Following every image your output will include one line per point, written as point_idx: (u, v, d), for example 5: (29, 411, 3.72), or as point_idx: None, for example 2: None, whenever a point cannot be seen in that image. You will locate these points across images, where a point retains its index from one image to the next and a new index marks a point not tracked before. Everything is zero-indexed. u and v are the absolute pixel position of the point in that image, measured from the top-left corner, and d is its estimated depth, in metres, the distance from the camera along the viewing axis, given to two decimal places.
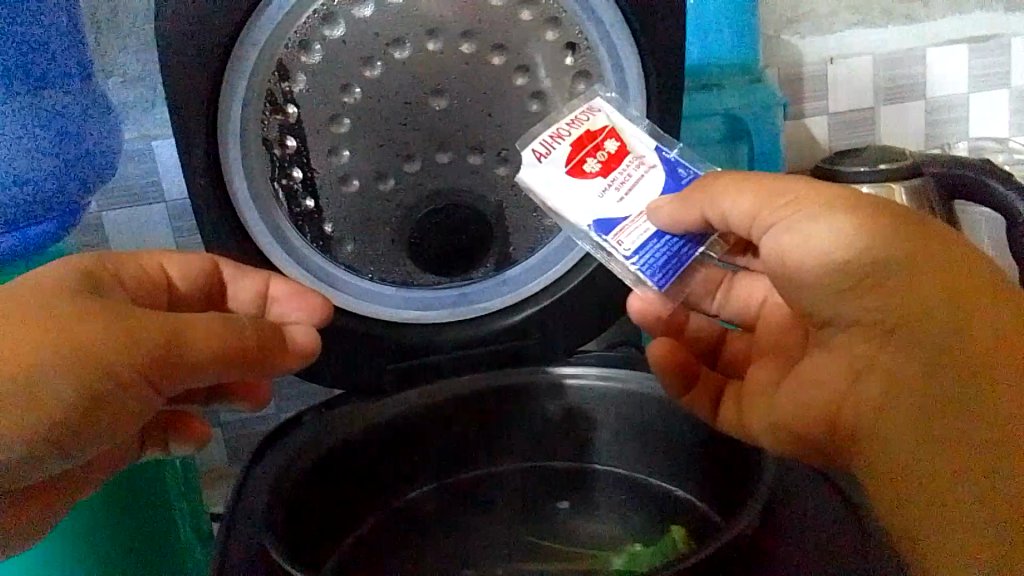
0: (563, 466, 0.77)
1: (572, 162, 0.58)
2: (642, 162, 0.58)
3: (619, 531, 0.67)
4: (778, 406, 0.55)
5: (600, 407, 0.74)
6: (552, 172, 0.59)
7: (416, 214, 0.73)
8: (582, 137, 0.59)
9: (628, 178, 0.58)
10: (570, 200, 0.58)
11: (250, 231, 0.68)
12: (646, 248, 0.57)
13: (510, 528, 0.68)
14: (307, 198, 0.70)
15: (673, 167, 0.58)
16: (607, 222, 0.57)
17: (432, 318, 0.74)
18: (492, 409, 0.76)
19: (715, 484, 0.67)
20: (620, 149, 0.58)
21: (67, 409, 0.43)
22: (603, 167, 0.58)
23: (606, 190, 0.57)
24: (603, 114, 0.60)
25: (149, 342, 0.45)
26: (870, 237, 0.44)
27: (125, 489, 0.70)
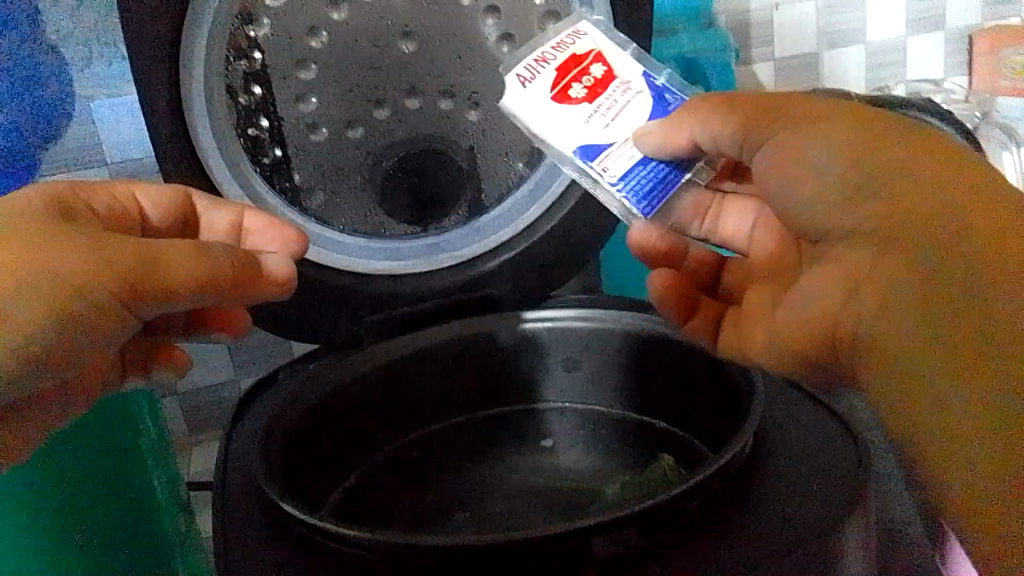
0: (547, 408, 0.78)
1: (558, 87, 0.58)
2: (628, 88, 0.58)
3: (613, 466, 0.68)
4: (762, 326, 0.57)
5: (583, 347, 0.75)
6: (537, 96, 0.58)
7: (387, 162, 0.72)
8: (568, 61, 0.58)
9: (614, 105, 0.57)
10: (556, 125, 0.57)
11: (219, 184, 0.66)
12: (633, 173, 0.56)
13: (507, 471, 0.69)
14: (275, 148, 0.68)
15: (661, 95, 0.58)
16: (592, 148, 0.57)
17: (407, 269, 0.74)
18: (474, 354, 0.76)
19: (703, 416, 0.69)
20: (606, 75, 0.58)
21: (108, 323, 0.49)
22: (589, 93, 0.58)
23: (592, 116, 0.57)
24: (588, 40, 0.59)
25: (124, 260, 0.47)
26: (848, 137, 0.46)
27: (107, 435, 0.65)
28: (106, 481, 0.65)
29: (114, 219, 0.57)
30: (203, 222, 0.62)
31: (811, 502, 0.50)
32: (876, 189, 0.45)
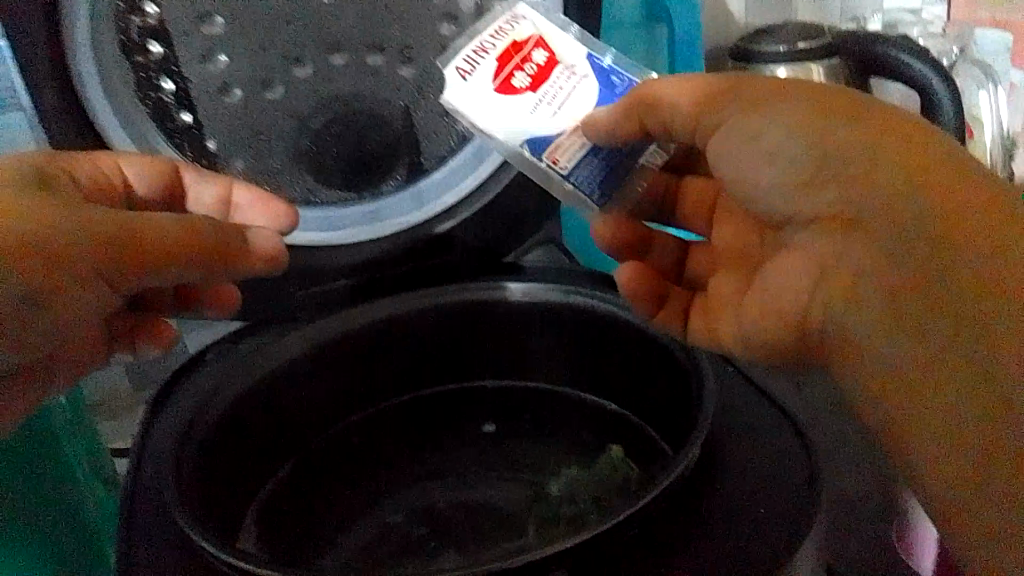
0: (493, 386, 0.71)
1: (500, 78, 0.49)
2: (574, 73, 0.50)
3: (562, 454, 0.63)
4: (742, 312, 0.51)
5: (537, 323, 0.67)
6: (479, 90, 0.49)
7: (314, 123, 0.65)
8: (509, 47, 0.49)
9: (559, 91, 0.50)
10: (500, 120, 0.49)
11: (109, 142, 0.58)
12: (583, 165, 0.49)
13: (450, 464, 0.64)
14: (182, 112, 0.61)
15: (608, 77, 0.51)
16: (541, 139, 0.49)
17: (341, 240, 0.67)
18: (419, 332, 0.67)
19: (658, 400, 0.63)
20: (550, 61, 0.50)
21: (89, 301, 0.45)
22: (534, 82, 0.49)
23: (537, 105, 0.49)
24: (529, 19, 0.51)
25: (115, 234, 0.44)
26: (816, 119, 0.42)
27: (36, 432, 0.57)
28: (38, 484, 0.56)
29: (101, 192, 0.53)
30: (191, 193, 0.58)
31: (771, 514, 0.46)
32: (850, 186, 0.42)
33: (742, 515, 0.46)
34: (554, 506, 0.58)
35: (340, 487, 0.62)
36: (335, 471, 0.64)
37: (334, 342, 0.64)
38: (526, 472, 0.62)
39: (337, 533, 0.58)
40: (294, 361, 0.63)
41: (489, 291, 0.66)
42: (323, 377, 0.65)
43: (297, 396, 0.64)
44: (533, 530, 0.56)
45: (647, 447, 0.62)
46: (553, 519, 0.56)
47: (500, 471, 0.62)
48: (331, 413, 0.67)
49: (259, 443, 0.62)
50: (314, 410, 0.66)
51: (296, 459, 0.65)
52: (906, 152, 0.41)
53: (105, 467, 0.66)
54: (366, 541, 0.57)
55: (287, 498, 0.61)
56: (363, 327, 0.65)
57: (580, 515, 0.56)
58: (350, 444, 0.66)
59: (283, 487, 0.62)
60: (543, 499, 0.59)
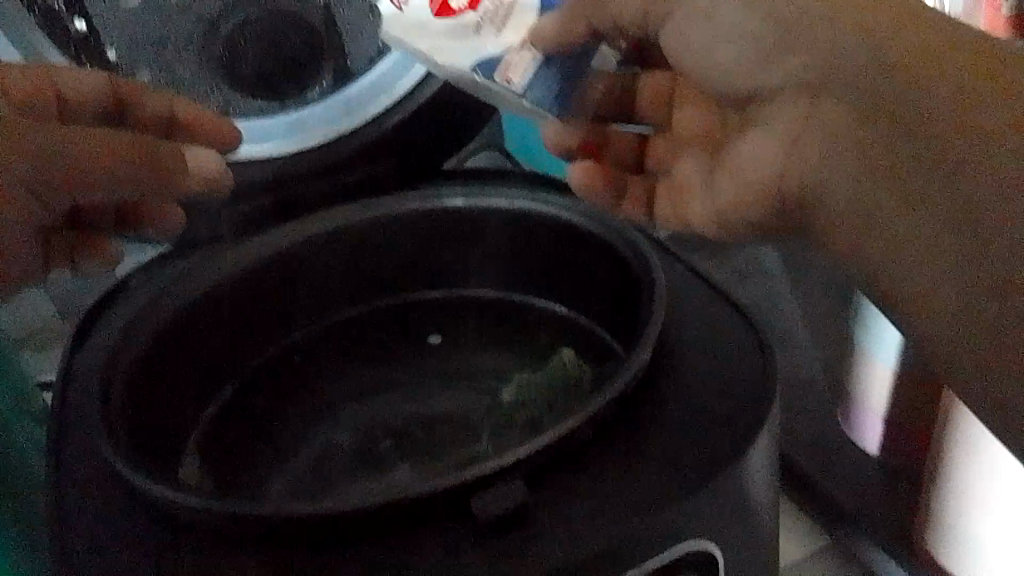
0: (436, 297, 0.67)
1: (436, 3, 0.48)
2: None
3: (515, 365, 0.62)
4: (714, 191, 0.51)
5: (478, 229, 0.64)
6: (415, 17, 0.49)
7: (225, 26, 0.61)
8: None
9: (501, 9, 0.48)
10: (442, 47, 0.48)
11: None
12: (540, 77, 0.47)
13: (399, 383, 0.62)
14: (76, 19, 0.57)
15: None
16: (488, 61, 0.47)
17: (266, 153, 0.64)
18: (355, 247, 0.64)
19: (609, 304, 0.61)
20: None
21: (35, 211, 0.48)
22: (472, 0, 0.48)
23: (480, 26, 0.48)
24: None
25: (78, 133, 0.46)
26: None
27: None
28: None
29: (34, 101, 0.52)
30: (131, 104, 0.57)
31: (723, 407, 0.46)
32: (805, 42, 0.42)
33: (694, 408, 0.46)
34: (506, 415, 0.57)
35: (285, 410, 0.60)
36: (277, 395, 0.61)
37: (266, 262, 0.61)
38: (478, 381, 0.61)
39: (285, 458, 0.57)
40: (226, 284, 0.60)
41: (432, 199, 0.63)
42: (259, 299, 0.62)
43: (234, 322, 0.61)
44: (485, 437, 0.55)
45: (599, 352, 0.61)
46: (506, 426, 0.55)
47: (452, 386, 0.61)
48: (271, 336, 0.64)
49: (195, 368, 0.59)
50: (253, 335, 0.63)
51: (238, 381, 0.62)
52: (854, 21, 0.41)
53: (31, 400, 0.62)
54: (313, 464, 0.56)
55: (228, 427, 0.59)
56: (299, 243, 0.62)
57: (532, 419, 0.55)
58: (292, 363, 0.64)
59: (224, 415, 0.60)
60: (495, 407, 0.58)
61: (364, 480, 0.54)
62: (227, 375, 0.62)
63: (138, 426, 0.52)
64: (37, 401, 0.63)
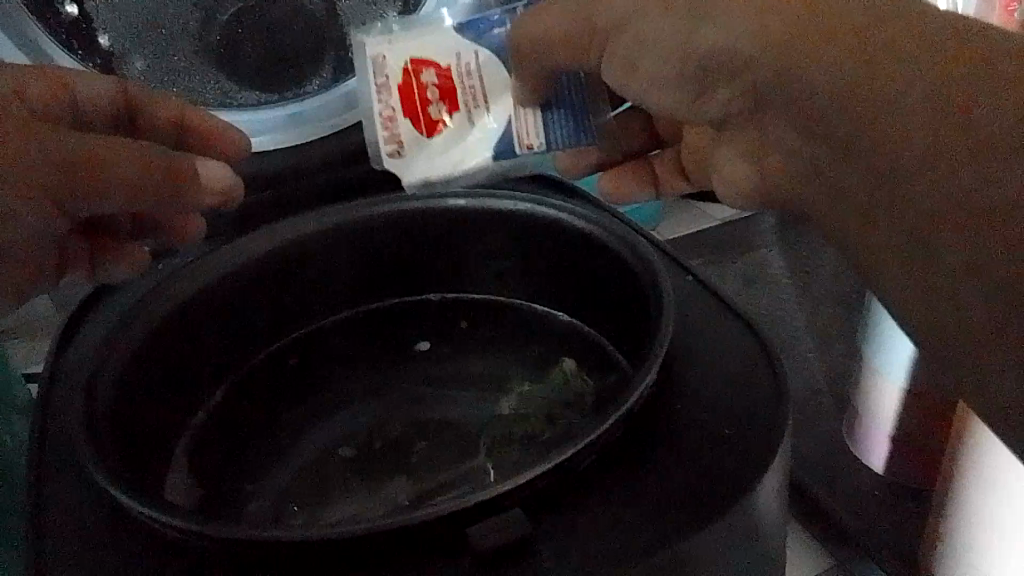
0: (432, 299, 0.65)
1: (423, 128, 0.48)
2: (476, 59, 0.47)
3: (512, 371, 0.60)
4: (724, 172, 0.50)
5: (478, 231, 0.62)
6: (425, 152, 0.48)
7: (222, 15, 0.59)
8: (402, 94, 0.47)
9: (475, 89, 0.48)
10: (458, 160, 0.49)
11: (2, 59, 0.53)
12: (552, 126, 0.49)
13: (392, 389, 0.59)
14: (69, 5, 0.55)
15: (487, 31, 0.47)
16: (503, 143, 0.48)
17: (262, 147, 0.62)
18: (352, 246, 0.62)
19: (614, 313, 0.59)
20: (442, 74, 0.47)
21: (38, 227, 0.44)
22: (448, 101, 0.47)
23: (470, 118, 0.48)
24: (390, 58, 0.47)
25: (72, 148, 0.42)
26: None
27: None
28: None
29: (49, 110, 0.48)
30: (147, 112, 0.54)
31: (735, 435, 0.44)
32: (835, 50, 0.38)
33: (704, 434, 0.44)
34: (505, 427, 0.54)
35: (275, 414, 0.58)
36: (270, 398, 0.59)
37: (260, 261, 0.59)
38: (476, 390, 0.59)
39: (270, 462, 0.54)
40: (218, 284, 0.58)
41: (433, 200, 0.60)
42: (253, 298, 0.60)
43: (226, 322, 0.59)
44: (483, 452, 0.52)
45: (601, 363, 0.59)
46: (505, 439, 0.53)
47: (446, 390, 0.59)
48: (266, 337, 0.62)
49: (185, 369, 0.57)
50: (246, 336, 0.61)
51: (230, 383, 0.60)
52: None
53: (14, 393, 0.60)
54: (301, 470, 0.54)
55: (217, 430, 0.57)
56: (294, 241, 0.60)
57: (531, 434, 0.53)
58: (284, 365, 0.61)
59: (214, 418, 0.58)
60: (495, 418, 0.55)
61: (355, 492, 0.51)
62: (218, 377, 0.60)
63: (123, 432, 0.50)
64: (20, 393, 0.61)
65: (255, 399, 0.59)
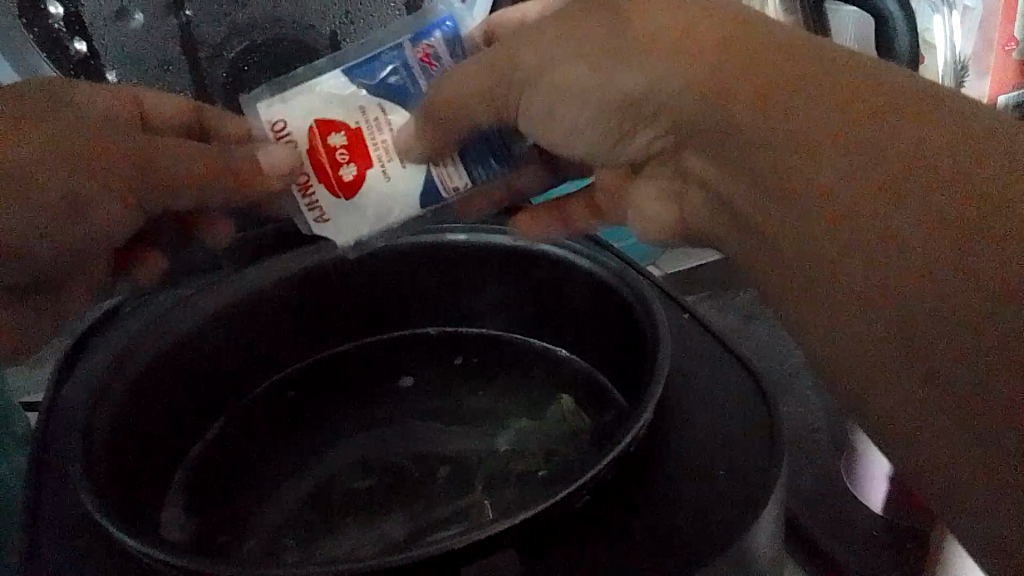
0: (431, 331, 0.66)
1: (337, 189, 0.43)
2: (384, 109, 0.43)
3: (509, 404, 0.60)
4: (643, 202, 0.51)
5: (478, 263, 0.62)
6: (349, 213, 0.44)
7: (228, 52, 0.60)
8: (310, 157, 0.42)
9: (384, 141, 0.43)
10: (379, 213, 0.45)
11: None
12: (473, 163, 0.46)
13: (390, 420, 0.60)
14: (77, 42, 0.56)
15: (384, 80, 0.43)
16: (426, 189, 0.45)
17: None
18: (352, 279, 0.62)
19: (610, 348, 0.60)
20: (352, 135, 0.43)
21: None
22: (359, 161, 0.43)
23: (385, 170, 0.44)
24: (291, 120, 0.42)
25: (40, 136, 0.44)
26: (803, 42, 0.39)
27: None
28: None
29: None
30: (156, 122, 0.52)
31: (731, 476, 0.44)
32: None
33: (699, 476, 0.45)
34: (501, 462, 0.54)
35: (273, 446, 0.58)
36: (268, 429, 0.60)
37: (260, 294, 0.60)
38: (473, 423, 0.59)
39: (265, 494, 0.54)
40: (218, 316, 0.58)
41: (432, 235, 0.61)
42: (252, 330, 0.60)
43: (225, 355, 0.59)
44: (478, 487, 0.52)
45: (598, 398, 0.60)
46: (501, 474, 0.53)
47: (445, 422, 0.59)
48: (266, 369, 0.63)
49: (184, 401, 0.57)
50: (245, 368, 0.61)
51: (228, 417, 0.61)
52: None
53: (14, 423, 0.60)
54: (298, 502, 0.54)
55: (215, 462, 0.57)
56: (293, 276, 0.60)
57: (528, 471, 0.52)
58: (283, 397, 0.62)
59: (212, 450, 0.58)
60: (492, 452, 0.55)
61: (351, 524, 0.51)
62: (217, 409, 0.60)
63: (120, 464, 0.50)
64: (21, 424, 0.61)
65: (254, 432, 0.59)
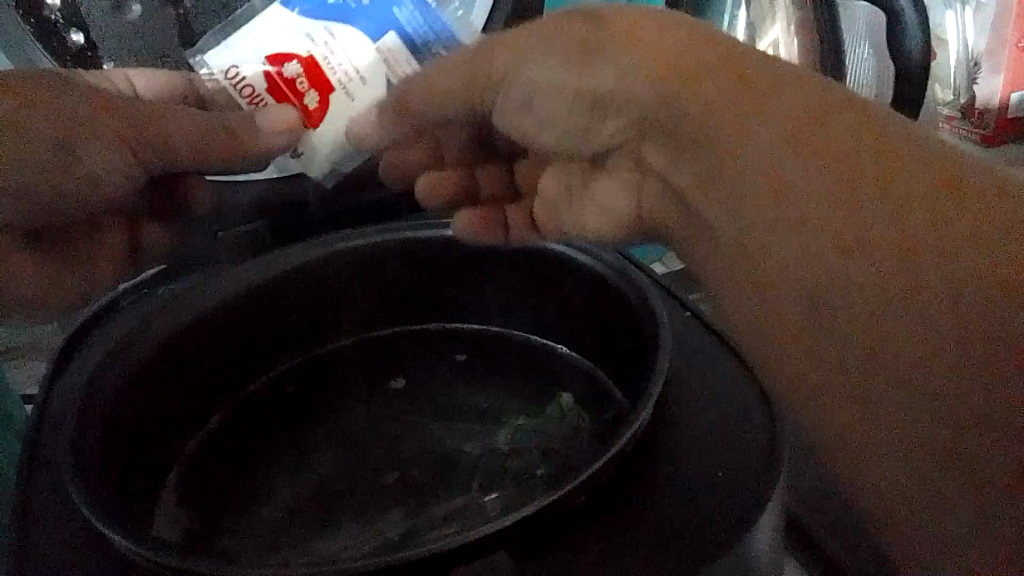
0: (433, 326, 0.66)
1: (303, 117, 0.47)
2: (329, 31, 0.45)
3: (508, 399, 0.59)
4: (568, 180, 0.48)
5: (479, 258, 0.62)
6: (318, 135, 0.48)
7: None
8: (274, 93, 0.47)
9: (331, 49, 0.45)
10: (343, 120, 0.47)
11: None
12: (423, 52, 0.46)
13: (390, 415, 0.59)
14: (73, 33, 0.56)
15: (325, 2, 0.45)
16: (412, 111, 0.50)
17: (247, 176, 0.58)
18: (351, 275, 0.62)
19: (611, 345, 0.59)
20: (303, 62, 0.45)
21: None
22: (318, 88, 0.46)
23: (347, 89, 0.46)
24: (245, 66, 0.46)
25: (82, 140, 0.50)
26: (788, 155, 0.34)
27: None
28: None
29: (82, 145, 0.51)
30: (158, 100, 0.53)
31: (728, 484, 0.43)
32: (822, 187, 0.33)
33: (696, 482, 0.44)
34: (499, 461, 0.53)
35: (271, 441, 0.58)
36: (265, 423, 0.59)
37: (259, 289, 0.59)
38: (474, 420, 0.58)
39: (261, 491, 0.54)
40: (217, 310, 0.57)
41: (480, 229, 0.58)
42: (250, 324, 0.60)
43: (223, 348, 0.59)
44: (476, 486, 0.51)
45: (598, 396, 0.59)
46: (498, 474, 0.52)
47: (444, 417, 0.58)
48: (264, 363, 0.62)
49: (180, 395, 0.57)
50: (243, 362, 0.61)
51: (226, 411, 0.60)
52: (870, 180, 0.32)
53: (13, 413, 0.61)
54: (295, 497, 0.53)
55: (209, 456, 0.57)
56: (294, 268, 0.60)
57: (525, 470, 0.52)
58: (282, 394, 0.62)
59: (208, 444, 0.58)
60: (490, 450, 0.55)
61: (348, 524, 0.50)
62: (214, 404, 0.60)
63: (114, 457, 0.50)
64: (18, 415, 0.61)
65: (251, 426, 0.59)
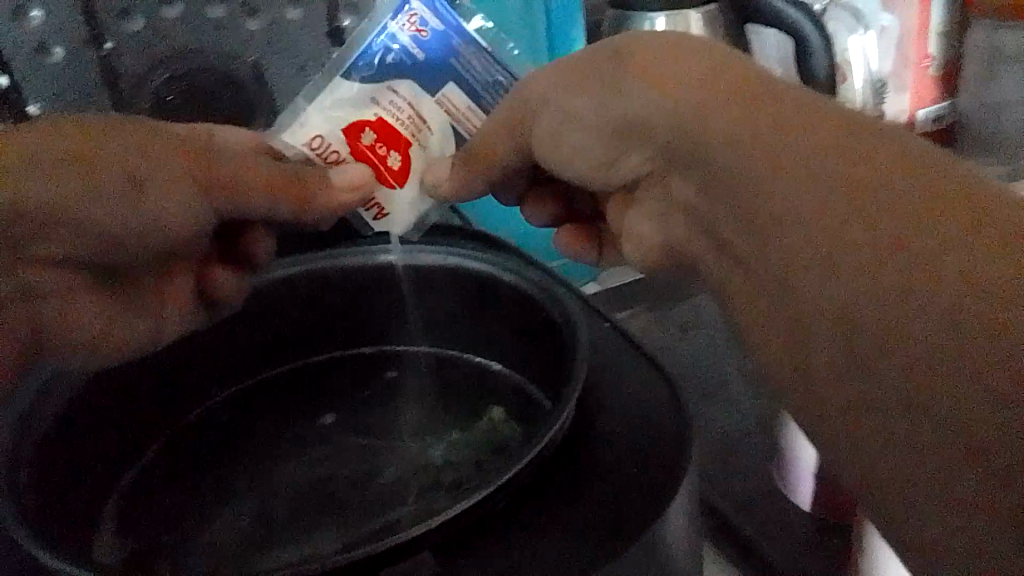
0: (368, 352, 0.68)
1: (385, 176, 0.52)
2: (390, 88, 0.50)
3: (441, 417, 0.61)
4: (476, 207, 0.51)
5: (408, 280, 0.63)
6: (408, 194, 0.53)
7: (151, 83, 0.61)
8: (356, 157, 0.51)
9: (403, 108, 0.50)
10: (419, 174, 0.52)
11: None
12: (479, 92, 0.51)
13: (322, 437, 0.60)
14: None
15: (382, 60, 0.49)
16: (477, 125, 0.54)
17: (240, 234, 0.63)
18: (283, 305, 0.64)
19: (539, 360, 0.61)
20: (376, 125, 0.50)
21: None
22: (395, 147, 0.51)
23: (443, 142, 0.51)
24: (325, 134, 0.50)
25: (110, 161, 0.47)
26: None
27: None
28: None
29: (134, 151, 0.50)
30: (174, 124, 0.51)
31: (642, 477, 0.46)
32: None
33: (613, 478, 0.47)
34: (431, 476, 0.55)
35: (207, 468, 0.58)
36: (201, 451, 0.60)
37: (191, 321, 0.60)
38: (406, 438, 0.60)
39: (196, 518, 0.54)
40: (148, 343, 0.58)
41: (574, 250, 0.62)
42: (183, 356, 0.61)
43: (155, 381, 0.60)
44: (409, 500, 0.53)
45: (528, 409, 0.61)
46: (432, 486, 0.54)
47: (378, 436, 0.60)
48: (199, 394, 0.64)
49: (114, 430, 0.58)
50: (177, 395, 0.62)
51: (162, 443, 0.61)
52: None
53: None
54: (231, 520, 0.54)
55: (144, 487, 0.57)
56: (228, 298, 0.61)
57: (457, 481, 0.54)
58: (217, 424, 0.63)
59: (142, 476, 0.58)
60: (423, 464, 0.56)
61: (282, 542, 0.51)
62: (150, 437, 0.61)
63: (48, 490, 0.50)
64: None
65: (188, 456, 0.60)
